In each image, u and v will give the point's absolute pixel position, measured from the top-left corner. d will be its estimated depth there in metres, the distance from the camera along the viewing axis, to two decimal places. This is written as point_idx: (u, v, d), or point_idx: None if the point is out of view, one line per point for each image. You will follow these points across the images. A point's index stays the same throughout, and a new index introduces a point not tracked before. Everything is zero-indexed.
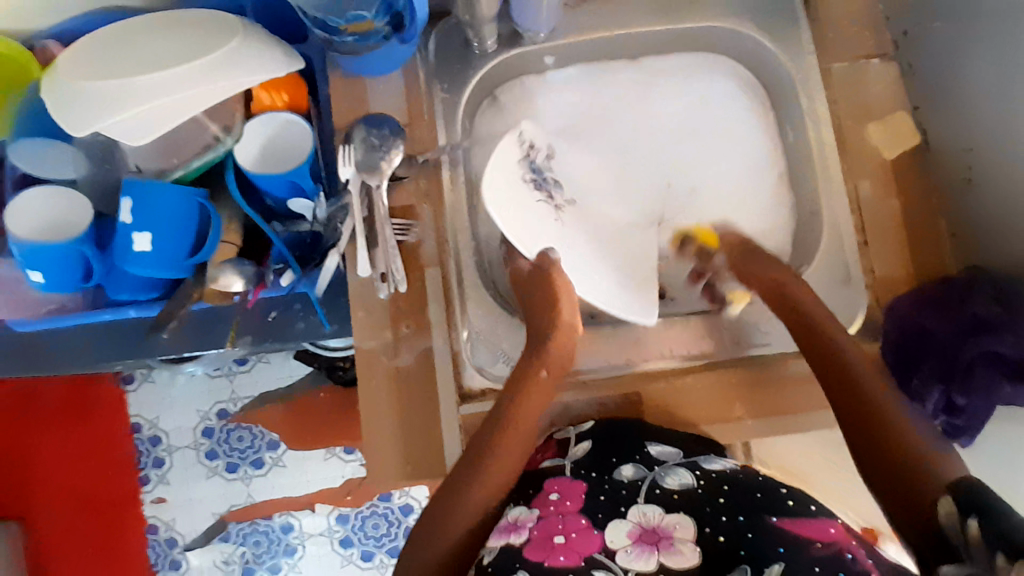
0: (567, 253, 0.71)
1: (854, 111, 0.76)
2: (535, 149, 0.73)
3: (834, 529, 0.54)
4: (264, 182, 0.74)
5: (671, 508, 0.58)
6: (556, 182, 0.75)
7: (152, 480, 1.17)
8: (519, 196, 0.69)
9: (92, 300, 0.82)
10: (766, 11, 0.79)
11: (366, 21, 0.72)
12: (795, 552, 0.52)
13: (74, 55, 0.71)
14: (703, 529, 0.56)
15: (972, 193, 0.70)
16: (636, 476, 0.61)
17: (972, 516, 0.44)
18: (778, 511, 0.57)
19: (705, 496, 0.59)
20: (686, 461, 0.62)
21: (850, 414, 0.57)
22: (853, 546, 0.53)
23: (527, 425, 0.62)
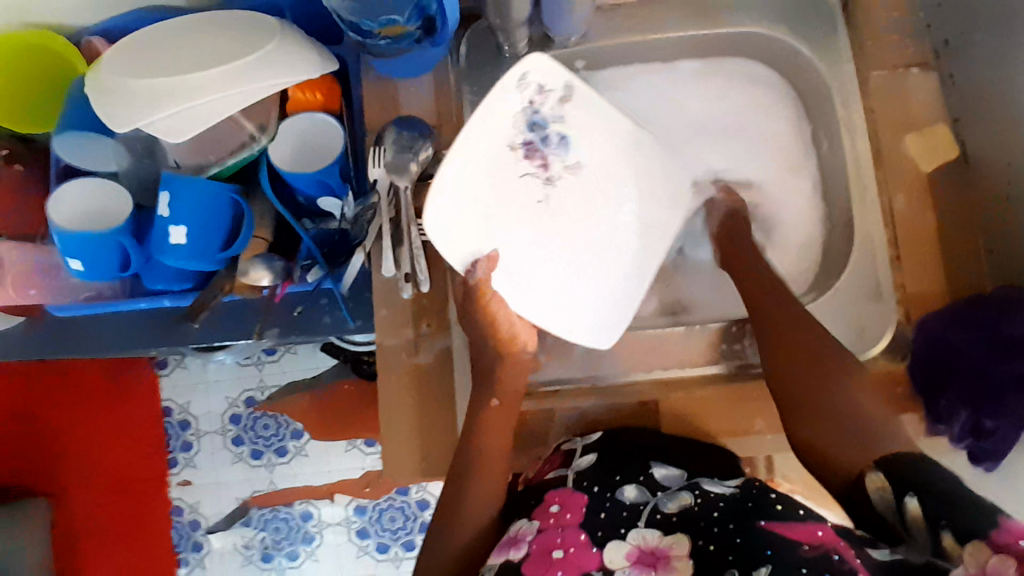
0: (537, 240, 0.70)
1: (889, 122, 0.75)
2: (543, 94, 0.66)
3: (822, 531, 0.53)
4: (293, 179, 0.76)
5: (668, 529, 0.57)
6: (560, 140, 0.69)
7: (180, 463, 1.21)
8: (488, 174, 0.66)
9: (129, 287, 0.86)
10: (802, 16, 0.78)
11: (399, 24, 0.72)
12: (783, 554, 0.51)
13: (120, 53, 0.73)
14: (698, 542, 0.55)
15: (1013, 210, 0.68)
16: (638, 498, 0.61)
17: (908, 495, 0.52)
18: (767, 514, 0.56)
19: (702, 511, 0.58)
20: (687, 483, 0.62)
21: (802, 422, 0.61)
22: (842, 547, 0.51)
23: (501, 425, 0.66)
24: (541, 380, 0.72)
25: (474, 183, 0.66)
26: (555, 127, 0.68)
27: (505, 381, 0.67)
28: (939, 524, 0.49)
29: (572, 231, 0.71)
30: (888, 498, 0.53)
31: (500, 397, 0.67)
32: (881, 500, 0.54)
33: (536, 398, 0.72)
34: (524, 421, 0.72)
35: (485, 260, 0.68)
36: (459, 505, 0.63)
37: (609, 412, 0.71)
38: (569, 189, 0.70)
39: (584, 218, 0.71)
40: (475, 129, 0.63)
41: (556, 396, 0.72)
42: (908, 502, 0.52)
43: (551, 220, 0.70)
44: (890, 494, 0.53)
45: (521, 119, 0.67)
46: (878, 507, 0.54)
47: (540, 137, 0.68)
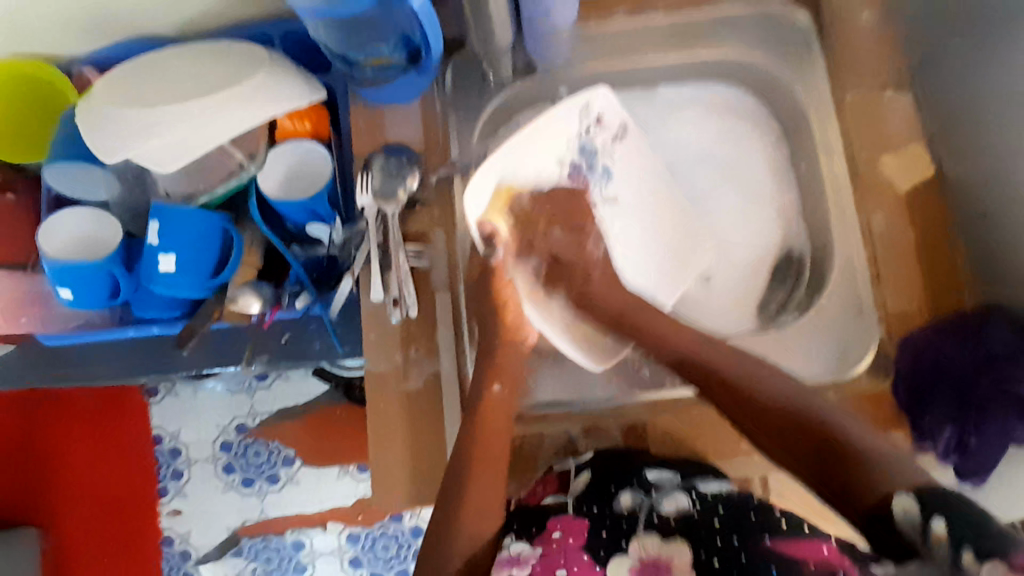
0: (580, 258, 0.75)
1: (868, 142, 0.75)
2: (600, 125, 0.73)
3: (827, 548, 0.53)
4: (285, 208, 0.77)
5: (668, 533, 0.58)
6: (604, 172, 0.75)
7: (171, 491, 1.19)
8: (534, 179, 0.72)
9: (118, 316, 0.85)
10: (777, 45, 0.81)
11: (383, 56, 0.75)
12: (788, 575, 0.52)
13: (110, 84, 0.75)
14: (699, 554, 0.56)
15: (990, 229, 0.69)
16: (634, 504, 0.61)
17: (937, 517, 0.45)
18: (772, 530, 0.56)
19: (702, 519, 0.58)
20: (683, 483, 0.62)
21: (806, 448, 0.53)
22: (848, 566, 0.51)
23: (499, 416, 0.65)
24: (532, 404, 0.72)
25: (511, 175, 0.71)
26: (602, 159, 0.75)
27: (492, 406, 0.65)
28: (962, 543, 0.43)
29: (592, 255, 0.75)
30: (915, 521, 0.45)
31: (502, 382, 0.67)
32: (905, 522, 0.46)
33: (527, 422, 0.71)
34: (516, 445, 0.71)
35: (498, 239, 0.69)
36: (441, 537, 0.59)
37: (595, 436, 0.71)
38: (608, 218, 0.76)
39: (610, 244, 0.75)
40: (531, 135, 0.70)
41: (545, 420, 0.72)
42: (935, 525, 0.44)
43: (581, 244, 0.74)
44: (916, 514, 0.46)
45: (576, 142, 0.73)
46: (899, 527, 0.46)
47: (588, 164, 0.74)
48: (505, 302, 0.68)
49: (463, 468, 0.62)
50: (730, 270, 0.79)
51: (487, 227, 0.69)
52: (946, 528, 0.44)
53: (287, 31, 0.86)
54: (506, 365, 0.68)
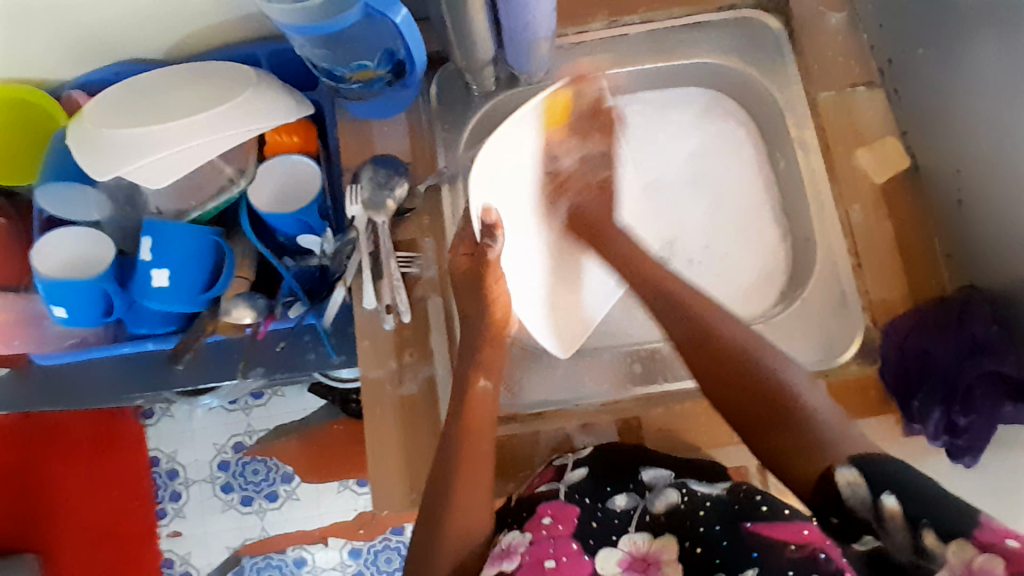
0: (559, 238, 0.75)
1: (843, 138, 0.78)
2: (583, 107, 0.75)
3: (808, 530, 0.59)
4: (274, 220, 0.78)
5: (656, 531, 0.65)
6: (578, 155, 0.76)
7: (169, 513, 1.20)
8: (515, 174, 0.72)
9: (113, 333, 0.87)
10: (750, 45, 0.83)
11: (369, 69, 0.77)
12: (767, 558, 0.59)
13: (99, 105, 0.76)
14: (684, 543, 0.63)
15: (965, 215, 0.71)
16: (628, 505, 0.67)
17: (886, 492, 0.48)
18: (752, 516, 0.62)
19: (686, 513, 0.65)
20: (675, 482, 0.67)
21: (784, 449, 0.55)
22: (828, 545, 0.58)
23: (484, 395, 0.65)
24: (527, 402, 0.72)
25: (503, 168, 0.70)
26: (580, 143, 0.76)
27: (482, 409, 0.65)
28: (918, 520, 0.46)
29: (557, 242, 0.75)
30: (863, 496, 0.49)
31: (488, 376, 0.66)
32: (857, 500, 0.49)
33: (524, 422, 0.72)
34: (511, 445, 0.72)
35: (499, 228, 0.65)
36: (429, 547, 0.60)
37: (592, 433, 0.72)
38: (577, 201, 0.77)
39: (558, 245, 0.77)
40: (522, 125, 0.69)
41: (542, 417, 0.72)
42: (886, 501, 0.48)
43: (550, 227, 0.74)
44: (864, 490, 0.49)
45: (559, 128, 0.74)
46: (854, 506, 0.49)
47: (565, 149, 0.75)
48: (496, 300, 0.67)
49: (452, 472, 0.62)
50: (712, 273, 0.80)
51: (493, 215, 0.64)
52: (896, 503, 0.47)
53: (272, 48, 0.88)
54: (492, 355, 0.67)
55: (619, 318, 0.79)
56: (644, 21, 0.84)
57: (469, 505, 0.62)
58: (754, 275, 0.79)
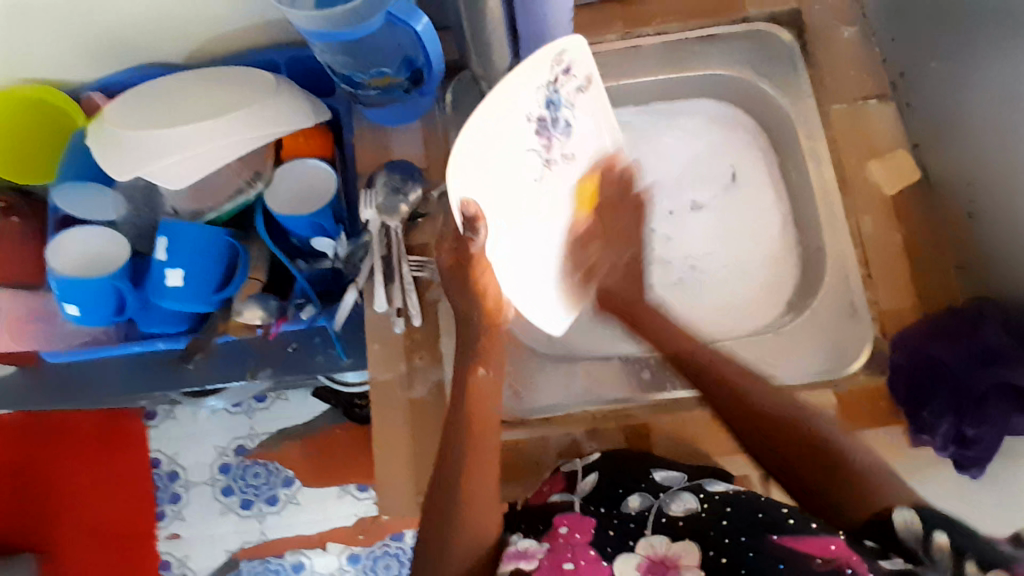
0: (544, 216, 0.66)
1: (856, 151, 0.79)
2: (567, 76, 0.66)
3: (835, 544, 0.54)
4: (289, 222, 0.78)
5: (678, 534, 0.59)
6: (565, 126, 0.66)
7: (169, 515, 1.19)
8: (502, 152, 0.60)
9: (123, 332, 0.86)
10: (763, 57, 0.83)
11: (388, 76, 0.78)
12: (795, 568, 0.53)
13: (116, 107, 0.77)
14: (708, 552, 0.57)
15: (977, 227, 0.73)
16: (643, 505, 0.64)
17: (937, 530, 0.53)
18: (780, 529, 0.57)
19: (709, 519, 0.59)
20: (691, 484, 0.64)
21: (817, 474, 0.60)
22: (856, 560, 0.52)
23: (488, 394, 0.65)
24: (535, 408, 0.73)
25: (489, 147, 0.58)
26: (565, 112, 0.66)
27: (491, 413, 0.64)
28: (965, 554, 0.52)
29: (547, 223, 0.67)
30: (916, 532, 0.54)
31: (487, 365, 0.65)
32: (908, 533, 0.54)
33: (531, 428, 0.72)
34: (520, 449, 0.72)
35: (481, 219, 0.57)
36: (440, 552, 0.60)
37: (599, 439, 0.72)
38: (562, 175, 0.67)
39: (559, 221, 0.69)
40: (502, 98, 0.58)
41: (548, 423, 0.72)
42: (936, 536, 0.53)
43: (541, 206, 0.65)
44: (918, 528, 0.54)
45: (544, 93, 0.63)
46: (903, 538, 0.54)
47: (553, 117, 0.65)
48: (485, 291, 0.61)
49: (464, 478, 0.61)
50: (720, 281, 0.81)
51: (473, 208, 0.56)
52: (944, 540, 0.53)
53: (289, 52, 0.88)
54: (495, 348, 0.66)
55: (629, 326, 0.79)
56: (658, 32, 0.86)
57: (478, 508, 0.61)
58: (762, 286, 0.80)
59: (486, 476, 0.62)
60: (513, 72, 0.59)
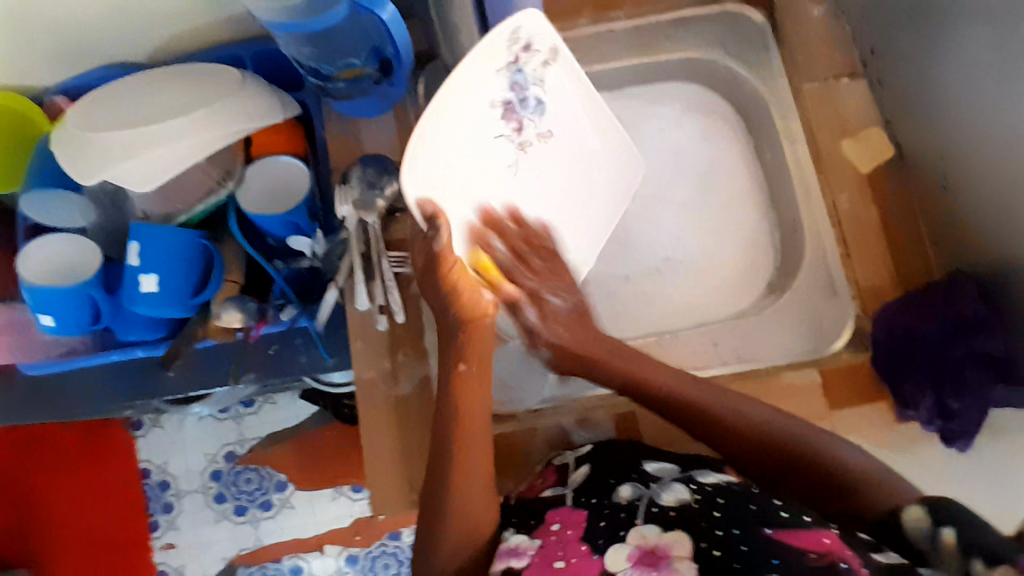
0: (523, 199, 0.67)
1: (827, 127, 0.79)
2: (530, 52, 0.64)
3: (829, 539, 0.52)
4: (262, 221, 0.78)
5: (668, 525, 0.57)
6: (535, 105, 0.66)
7: (162, 525, 1.17)
8: (469, 142, 0.60)
9: (100, 341, 0.84)
10: (734, 38, 0.83)
11: (357, 67, 0.77)
12: (791, 564, 0.51)
13: (81, 109, 0.75)
14: (700, 543, 0.55)
15: (951, 198, 0.72)
16: (633, 496, 0.61)
17: (946, 526, 0.49)
18: (772, 521, 0.55)
19: (701, 510, 0.57)
20: (682, 476, 0.62)
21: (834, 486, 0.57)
22: (850, 556, 0.50)
23: (476, 392, 0.61)
24: (525, 400, 0.74)
25: (449, 140, 0.58)
26: (533, 89, 0.66)
27: None
28: (968, 549, 0.47)
29: (529, 207, 0.68)
30: (924, 529, 0.50)
31: (469, 360, 0.61)
32: (915, 529, 0.51)
33: (521, 419, 0.73)
34: (506, 442, 0.72)
35: (441, 216, 0.57)
36: (432, 551, 0.60)
37: (590, 428, 0.72)
38: (539, 155, 0.68)
39: (542, 200, 0.69)
40: (457, 88, 0.57)
41: (538, 414, 0.73)
42: (944, 533, 0.49)
43: (517, 188, 0.66)
44: (927, 524, 0.51)
45: (505, 75, 0.62)
46: (911, 535, 0.51)
47: (520, 98, 0.64)
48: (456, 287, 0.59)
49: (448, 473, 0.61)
50: (701, 265, 0.81)
51: (430, 207, 0.56)
52: (952, 536, 0.48)
53: (256, 50, 0.87)
54: (476, 344, 0.61)
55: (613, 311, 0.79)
56: (629, 16, 0.84)
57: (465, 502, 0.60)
58: (745, 268, 0.80)
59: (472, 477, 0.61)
60: (466, 62, 0.57)
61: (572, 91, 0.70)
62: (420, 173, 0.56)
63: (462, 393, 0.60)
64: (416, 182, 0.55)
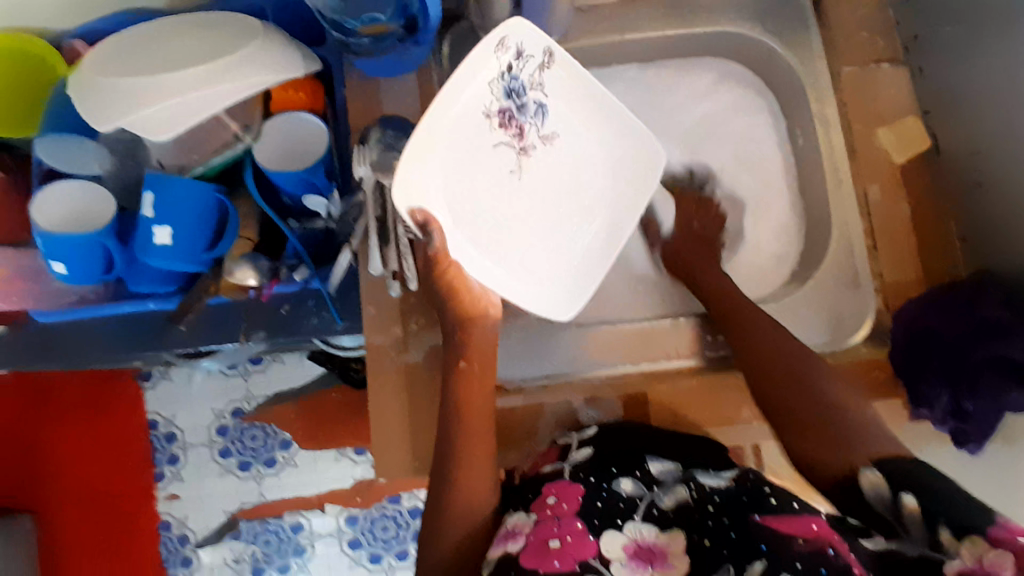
0: (527, 203, 0.68)
1: (864, 116, 0.76)
2: (522, 60, 0.64)
3: (817, 525, 0.52)
4: (280, 179, 0.76)
5: (665, 525, 0.58)
6: (536, 109, 0.67)
7: (167, 476, 1.19)
8: (466, 150, 0.62)
9: (113, 291, 0.84)
10: (773, 14, 0.80)
11: (381, 23, 0.74)
12: (778, 551, 0.51)
13: (100, 53, 0.74)
14: (693, 536, 0.56)
15: (983, 195, 0.70)
16: (635, 492, 0.61)
17: (908, 491, 0.48)
18: (762, 508, 0.55)
19: (697, 505, 0.58)
20: (683, 476, 0.62)
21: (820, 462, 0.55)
22: (838, 541, 0.50)
23: (479, 386, 0.62)
24: (533, 374, 0.73)
25: (442, 145, 0.59)
26: (531, 95, 0.66)
27: (478, 385, 0.63)
28: (936, 519, 0.46)
29: (533, 209, 0.69)
30: (883, 494, 0.50)
31: (469, 358, 0.63)
32: (877, 496, 0.50)
33: (528, 395, 0.72)
34: (516, 416, 0.71)
35: (433, 223, 0.57)
36: (437, 520, 0.60)
37: (598, 407, 0.71)
38: (543, 159, 0.69)
39: (545, 204, 0.70)
40: (452, 97, 0.58)
41: (546, 390, 0.72)
42: (905, 499, 0.48)
43: (519, 192, 0.68)
44: (886, 491, 0.50)
45: (499, 85, 0.62)
46: (873, 503, 0.50)
47: (517, 105, 0.65)
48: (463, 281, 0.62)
49: (457, 444, 0.61)
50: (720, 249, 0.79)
51: (421, 217, 0.56)
52: (913, 501, 0.47)
53: (279, 4, 0.85)
54: (476, 342, 0.63)
55: (626, 291, 0.79)
56: None
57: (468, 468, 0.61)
58: (766, 254, 0.79)
59: (476, 454, 0.61)
60: (458, 74, 0.58)
61: (583, 105, 0.71)
62: (415, 175, 0.56)
63: (472, 388, 0.62)
64: (408, 195, 0.55)
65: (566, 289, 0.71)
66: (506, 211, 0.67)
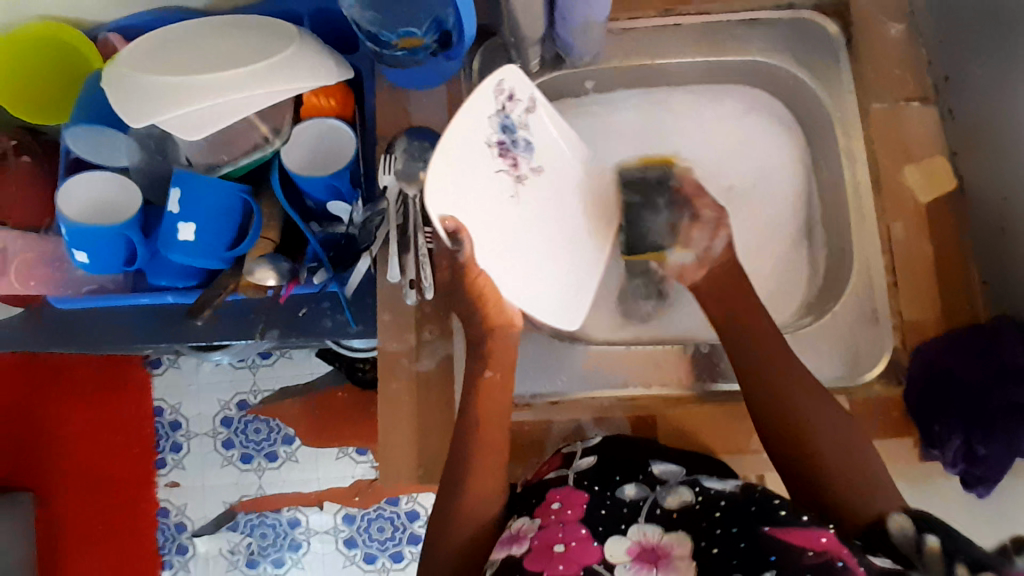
0: (527, 239, 0.63)
1: (891, 151, 0.76)
2: (514, 102, 0.60)
3: (826, 538, 0.50)
4: (306, 184, 0.77)
5: (668, 526, 0.57)
6: (527, 145, 0.63)
7: (169, 464, 1.20)
8: (475, 182, 0.56)
9: (132, 282, 0.87)
10: (805, 46, 0.80)
11: (416, 37, 0.75)
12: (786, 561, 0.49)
13: (138, 50, 0.75)
14: (699, 543, 0.54)
15: (1010, 243, 0.69)
16: (638, 495, 0.60)
17: (930, 533, 0.51)
18: (773, 519, 0.53)
19: (703, 511, 0.57)
20: (687, 478, 0.61)
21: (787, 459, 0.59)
22: (847, 553, 0.49)
23: (496, 392, 0.64)
24: (543, 390, 0.73)
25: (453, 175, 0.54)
26: (523, 133, 0.62)
27: (490, 398, 0.64)
28: (956, 557, 0.48)
29: (534, 245, 0.63)
30: (909, 534, 0.52)
31: (494, 367, 0.65)
32: (902, 534, 0.52)
33: (536, 410, 0.72)
34: (523, 431, 0.72)
35: (462, 228, 0.55)
36: (443, 527, 0.60)
37: (606, 426, 0.71)
38: (538, 195, 0.64)
39: (544, 239, 0.65)
40: (460, 125, 0.54)
41: (556, 407, 0.72)
42: (927, 538, 0.50)
43: (521, 225, 0.62)
44: (910, 530, 0.52)
45: (496, 120, 0.58)
46: (898, 542, 0.52)
47: (512, 141, 0.61)
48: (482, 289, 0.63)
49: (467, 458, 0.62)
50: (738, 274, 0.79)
51: (453, 223, 0.53)
52: (935, 541, 0.50)
53: (315, 7, 0.86)
54: (501, 352, 0.65)
55: (640, 312, 0.79)
56: (698, 11, 0.81)
57: (477, 477, 0.61)
58: (783, 284, 0.79)
59: (486, 466, 0.62)
60: (466, 103, 0.54)
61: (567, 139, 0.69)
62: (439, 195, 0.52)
63: (486, 401, 0.64)
64: (442, 202, 0.52)
65: (563, 310, 0.69)
66: (521, 238, 0.62)
